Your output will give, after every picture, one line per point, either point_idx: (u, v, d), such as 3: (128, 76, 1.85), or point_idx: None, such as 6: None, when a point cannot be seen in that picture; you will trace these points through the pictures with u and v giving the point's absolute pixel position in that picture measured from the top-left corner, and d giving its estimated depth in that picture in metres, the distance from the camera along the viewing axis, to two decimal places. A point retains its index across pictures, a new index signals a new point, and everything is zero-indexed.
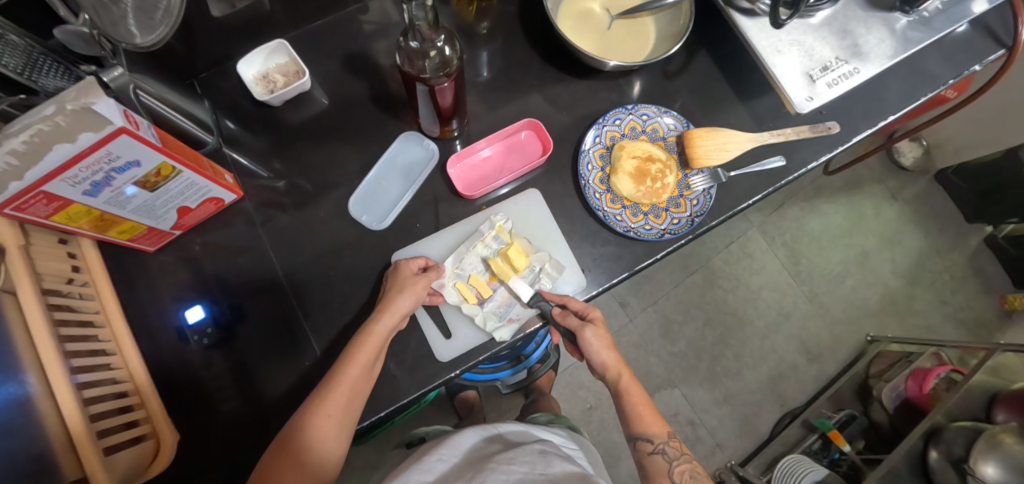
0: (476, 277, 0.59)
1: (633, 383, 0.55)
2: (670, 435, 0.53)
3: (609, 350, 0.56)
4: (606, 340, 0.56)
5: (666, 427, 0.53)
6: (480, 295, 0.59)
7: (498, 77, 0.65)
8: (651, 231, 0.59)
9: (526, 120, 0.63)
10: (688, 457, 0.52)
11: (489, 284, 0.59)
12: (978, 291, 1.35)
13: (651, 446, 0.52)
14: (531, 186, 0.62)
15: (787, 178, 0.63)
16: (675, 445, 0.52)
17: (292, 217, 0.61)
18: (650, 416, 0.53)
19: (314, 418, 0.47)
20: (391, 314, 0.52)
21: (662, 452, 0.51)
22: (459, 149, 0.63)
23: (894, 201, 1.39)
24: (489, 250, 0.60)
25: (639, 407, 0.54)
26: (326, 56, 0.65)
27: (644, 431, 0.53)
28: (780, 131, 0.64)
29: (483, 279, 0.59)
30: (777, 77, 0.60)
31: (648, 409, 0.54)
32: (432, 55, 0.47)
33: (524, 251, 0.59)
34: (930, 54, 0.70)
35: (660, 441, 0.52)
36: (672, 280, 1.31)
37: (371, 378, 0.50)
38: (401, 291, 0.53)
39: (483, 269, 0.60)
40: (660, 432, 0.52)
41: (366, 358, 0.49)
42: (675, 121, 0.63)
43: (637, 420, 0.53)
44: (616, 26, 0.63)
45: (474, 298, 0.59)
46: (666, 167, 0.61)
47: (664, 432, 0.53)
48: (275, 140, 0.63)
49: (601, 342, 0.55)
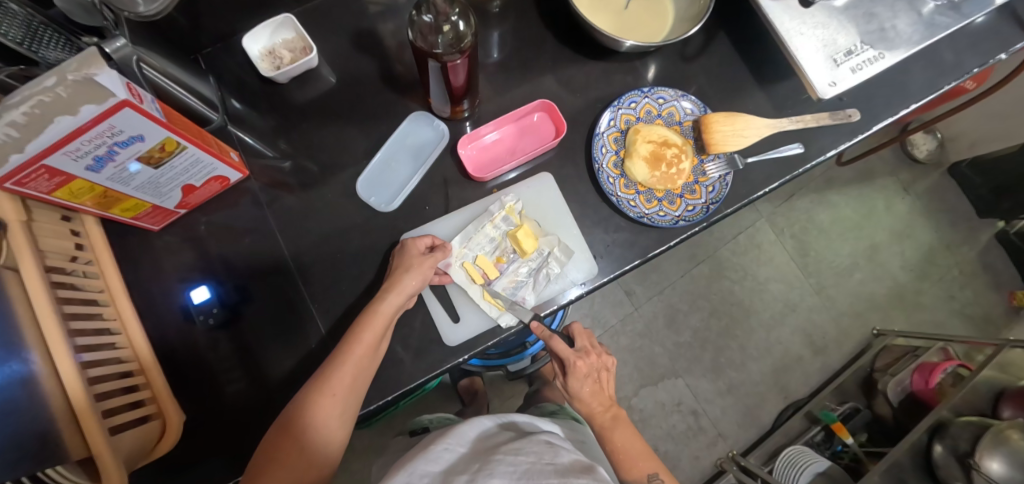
0: (483, 257, 0.58)
1: (619, 430, 0.60)
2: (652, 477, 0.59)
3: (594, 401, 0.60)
4: (591, 394, 0.60)
5: (649, 472, 0.59)
6: (486, 276, 0.58)
7: (510, 57, 0.63)
8: (665, 217, 0.58)
9: (539, 101, 0.61)
10: None
11: (495, 265, 0.59)
12: (986, 286, 1.34)
13: None
14: (543, 169, 0.61)
15: (805, 166, 0.62)
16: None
17: (297, 198, 0.60)
18: (633, 461, 0.60)
19: (319, 397, 0.46)
20: (396, 293, 0.51)
21: None
22: (468, 131, 0.61)
23: (905, 194, 1.37)
24: (499, 231, 0.59)
25: (623, 453, 0.60)
26: (334, 33, 0.63)
27: (628, 476, 0.60)
28: (800, 117, 0.62)
29: (491, 259, 0.59)
30: (799, 61, 0.58)
31: (633, 452, 0.60)
32: (445, 30, 0.45)
33: (534, 234, 0.58)
34: (955, 41, 0.68)
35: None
36: (678, 270, 1.30)
37: (376, 358, 0.50)
38: (407, 271, 0.52)
39: (490, 250, 0.59)
40: (639, 478, 0.59)
41: (372, 337, 0.49)
42: (692, 105, 0.61)
43: (622, 466, 0.60)
44: (634, 5, 0.61)
45: (481, 279, 0.58)
46: (682, 152, 0.59)
47: (645, 477, 0.59)
48: (281, 120, 0.62)
49: (583, 395, 0.60)
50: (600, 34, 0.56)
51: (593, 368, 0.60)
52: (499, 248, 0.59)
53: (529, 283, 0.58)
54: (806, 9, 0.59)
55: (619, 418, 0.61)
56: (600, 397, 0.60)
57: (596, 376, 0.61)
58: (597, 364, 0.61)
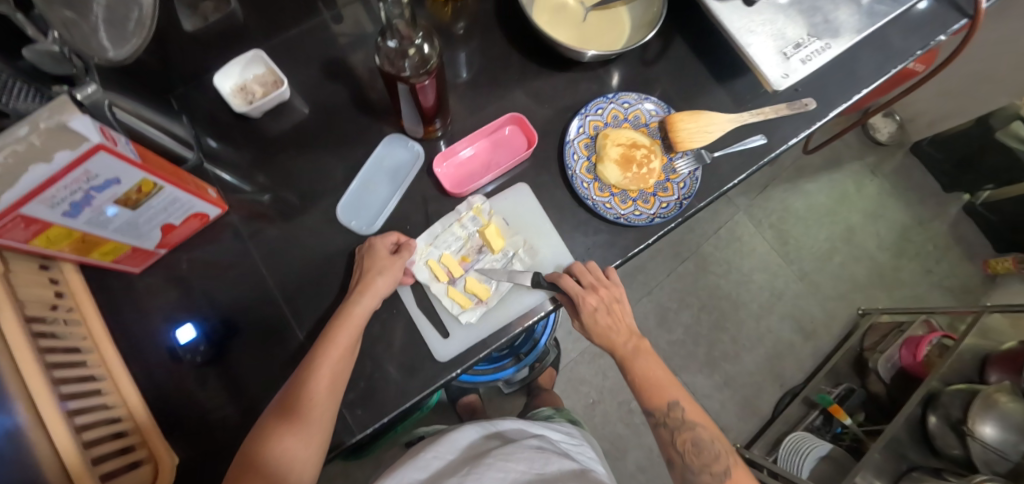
0: (448, 256, 0.57)
1: (641, 360, 0.60)
2: (673, 406, 0.58)
3: (612, 333, 0.60)
4: (607, 326, 0.59)
5: (670, 400, 0.58)
6: (450, 274, 0.57)
7: (478, 75, 0.65)
8: (641, 216, 0.58)
9: (508, 115, 0.62)
10: (692, 423, 0.57)
11: (460, 264, 0.58)
12: (960, 258, 1.42)
13: (656, 418, 0.59)
14: (519, 180, 0.61)
15: (770, 155, 0.63)
16: (679, 414, 0.58)
17: (279, 229, 0.60)
18: (653, 391, 0.59)
19: (297, 406, 0.46)
20: (370, 296, 0.52)
21: (665, 424, 0.58)
22: (443, 149, 0.62)
23: (873, 177, 1.44)
24: (466, 230, 0.58)
25: (644, 383, 0.59)
26: (304, 64, 0.65)
27: (649, 406, 0.59)
28: (759, 110, 0.64)
29: (455, 258, 0.58)
30: (752, 57, 0.61)
31: (655, 381, 0.59)
32: (411, 54, 0.47)
33: (501, 234, 0.59)
34: (900, 27, 0.72)
35: (662, 413, 0.58)
36: (664, 268, 1.31)
37: (352, 362, 0.50)
38: (378, 273, 0.53)
39: (456, 248, 0.58)
40: (660, 406, 0.59)
41: (348, 335, 0.50)
42: (656, 107, 0.62)
43: (644, 395, 0.59)
44: (592, 16, 0.63)
45: (446, 276, 0.57)
46: (650, 152, 0.59)
47: (666, 405, 0.58)
48: (258, 153, 0.63)
49: (601, 331, 0.59)
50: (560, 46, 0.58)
51: (607, 300, 0.56)
52: (465, 247, 0.58)
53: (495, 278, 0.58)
54: (753, 8, 0.62)
55: (639, 348, 0.60)
56: (618, 325, 0.60)
57: (608, 311, 0.57)
58: (609, 295, 0.56)
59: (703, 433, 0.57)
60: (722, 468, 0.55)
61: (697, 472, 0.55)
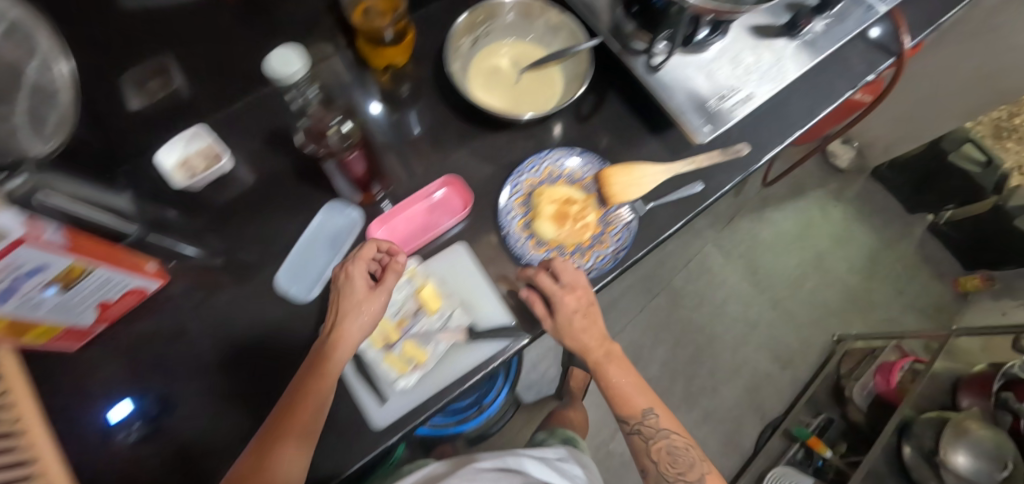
0: (385, 320, 0.56)
1: (614, 366, 0.59)
2: (647, 413, 0.58)
3: (592, 338, 0.58)
4: (590, 331, 0.57)
5: (643, 407, 0.59)
6: (388, 339, 0.55)
7: (420, 136, 0.67)
8: (577, 270, 0.58)
9: (441, 177, 0.61)
10: (666, 431, 0.58)
11: (398, 327, 0.56)
12: (930, 278, 1.43)
13: (629, 426, 0.59)
14: (457, 240, 0.60)
15: (705, 203, 0.64)
16: (652, 421, 0.58)
17: (222, 298, 0.60)
18: (629, 397, 0.59)
19: (272, 459, 0.44)
20: (348, 339, 0.49)
21: (638, 431, 0.58)
22: (383, 212, 0.62)
23: (838, 202, 1.47)
24: (402, 294, 0.57)
25: (621, 389, 0.59)
26: (244, 136, 0.67)
27: (624, 413, 0.59)
28: (693, 158, 0.66)
29: (393, 322, 0.56)
30: (676, 110, 0.63)
31: (631, 387, 0.59)
32: (333, 132, 0.51)
33: (437, 295, 0.58)
34: (826, 71, 0.76)
35: (636, 421, 0.58)
36: (637, 305, 1.31)
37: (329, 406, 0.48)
38: (358, 312, 0.50)
39: (393, 311, 0.57)
40: (634, 414, 0.58)
41: (335, 365, 0.48)
42: (586, 161, 0.64)
43: (619, 402, 0.59)
44: (524, 78, 0.66)
45: (382, 342, 0.55)
46: (585, 207, 0.61)
47: (640, 412, 0.58)
48: (203, 222, 0.64)
49: (576, 336, 0.56)
50: (491, 114, 0.60)
51: (588, 304, 0.56)
52: (402, 310, 0.57)
53: (433, 339, 0.56)
54: (676, 64, 0.66)
55: (613, 353, 0.59)
56: (597, 331, 0.58)
57: (584, 314, 0.56)
58: (587, 298, 0.55)
59: (678, 442, 0.57)
60: (697, 476, 0.56)
61: (671, 480, 0.56)
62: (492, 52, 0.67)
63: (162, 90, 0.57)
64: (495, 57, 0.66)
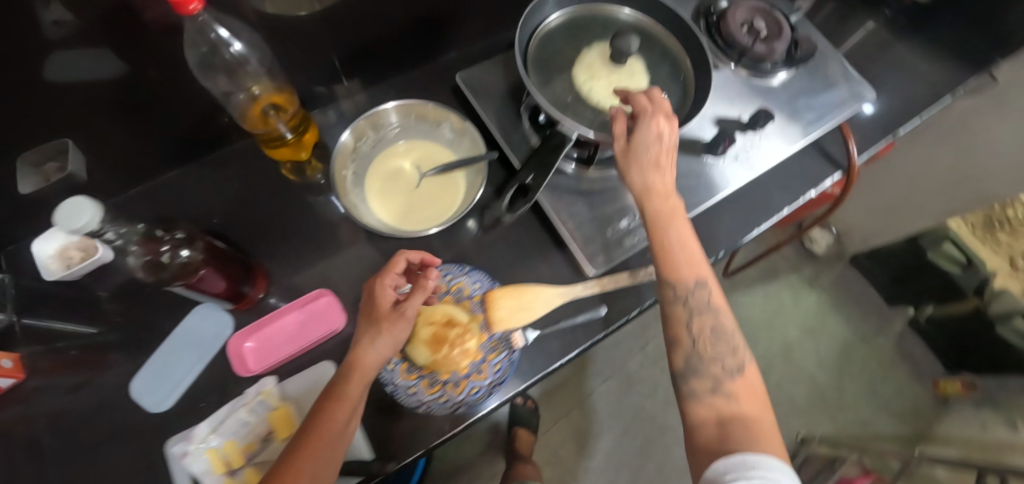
0: (231, 444, 0.52)
1: (677, 224, 0.48)
2: (699, 284, 0.46)
3: (660, 181, 0.48)
4: (659, 169, 0.48)
5: (698, 277, 0.46)
6: (230, 465, 0.52)
7: (315, 233, 0.65)
8: (446, 403, 0.54)
9: (319, 290, 0.60)
10: (715, 308, 0.46)
11: (243, 452, 0.52)
12: (908, 378, 1.35)
13: (676, 292, 0.46)
14: (326, 357, 0.58)
15: (605, 331, 0.60)
16: (704, 294, 0.46)
17: (78, 398, 0.57)
18: (683, 261, 0.47)
19: None
20: (362, 370, 0.44)
21: (686, 302, 0.46)
22: (258, 319, 0.59)
23: (811, 289, 1.41)
24: (253, 415, 0.53)
25: (672, 251, 0.47)
26: (134, 221, 0.64)
27: (669, 277, 0.47)
28: (597, 280, 0.61)
29: (239, 445, 0.52)
30: (568, 233, 0.58)
31: (686, 253, 0.47)
32: (165, 263, 0.48)
33: (291, 419, 0.54)
34: (760, 186, 0.72)
35: (686, 290, 0.46)
36: (585, 387, 1.26)
37: (345, 439, 0.43)
38: (374, 340, 0.45)
39: (241, 434, 0.53)
40: (684, 281, 0.46)
41: (347, 401, 0.43)
42: (479, 279, 0.60)
43: (666, 265, 0.47)
44: (425, 185, 0.62)
45: (222, 468, 0.51)
46: (466, 331, 0.56)
47: (692, 282, 0.46)
48: (80, 311, 0.62)
49: (639, 186, 0.48)
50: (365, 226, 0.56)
51: (670, 144, 0.49)
52: (251, 433, 0.53)
53: None
54: (578, 177, 0.61)
55: (676, 213, 0.48)
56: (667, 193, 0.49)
57: (665, 154, 0.48)
58: (673, 144, 0.49)
59: (724, 326, 0.46)
60: (735, 365, 0.44)
61: (705, 363, 0.44)
62: (392, 152, 0.64)
63: (60, 172, 0.56)
64: (396, 159, 0.63)
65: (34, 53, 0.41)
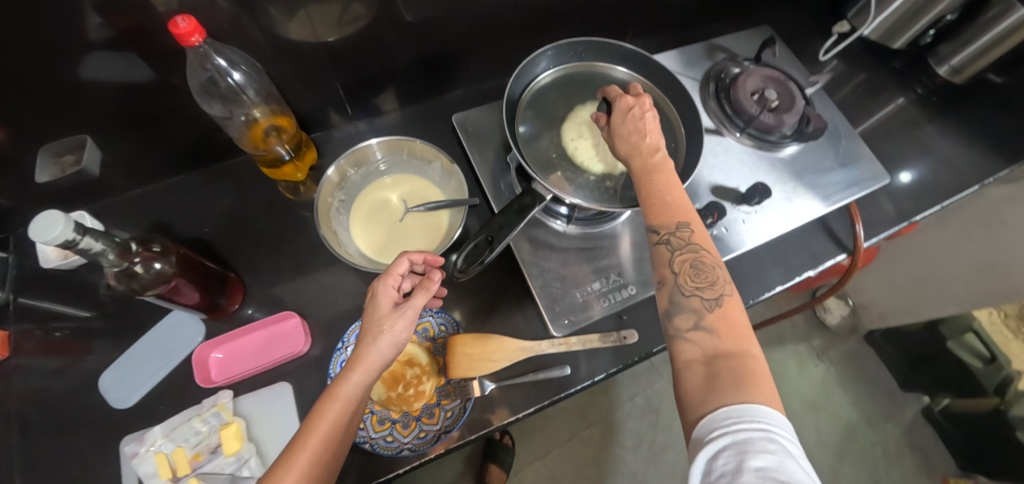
0: (179, 451, 0.53)
1: (658, 175, 0.46)
2: (681, 225, 0.44)
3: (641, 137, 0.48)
4: (638, 130, 0.48)
5: (680, 219, 0.44)
6: (176, 472, 0.52)
7: (300, 251, 0.66)
8: (391, 443, 0.53)
9: (285, 312, 0.61)
10: (698, 247, 0.43)
11: (190, 461, 0.53)
12: (917, 472, 1.25)
13: (657, 237, 0.44)
14: (285, 377, 0.59)
15: (564, 391, 0.59)
16: (686, 235, 0.43)
17: (50, 383, 0.59)
18: (665, 205, 0.45)
19: None
20: (362, 369, 0.40)
21: (667, 243, 0.43)
22: (229, 330, 0.61)
23: (819, 361, 1.35)
24: (206, 426, 0.54)
25: (653, 197, 0.45)
26: (134, 219, 0.66)
27: (651, 222, 0.45)
28: (564, 338, 0.60)
29: (188, 454, 0.53)
30: (534, 289, 0.60)
31: (670, 198, 0.45)
32: (138, 274, 0.49)
33: (241, 434, 0.55)
34: (756, 258, 0.69)
35: (667, 231, 0.44)
36: (566, 431, 1.22)
37: (342, 440, 0.39)
38: (375, 337, 0.41)
39: (192, 442, 0.54)
40: (667, 223, 0.44)
41: (338, 402, 0.39)
42: (445, 320, 0.61)
43: (650, 210, 0.45)
44: (410, 218, 0.63)
45: (168, 474, 0.52)
46: (424, 373, 0.57)
47: (674, 223, 0.44)
48: (70, 297, 0.64)
49: (623, 141, 0.49)
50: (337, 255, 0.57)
51: (641, 107, 0.49)
52: (202, 442, 0.54)
53: None
54: (552, 237, 0.63)
55: (661, 163, 0.47)
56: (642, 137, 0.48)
57: (641, 115, 0.49)
58: (646, 108, 0.49)
59: (710, 259, 0.43)
60: (715, 297, 0.41)
61: (686, 299, 0.41)
62: (379, 185, 0.66)
63: (75, 166, 0.59)
64: (383, 191, 0.65)
65: (69, 51, 0.47)
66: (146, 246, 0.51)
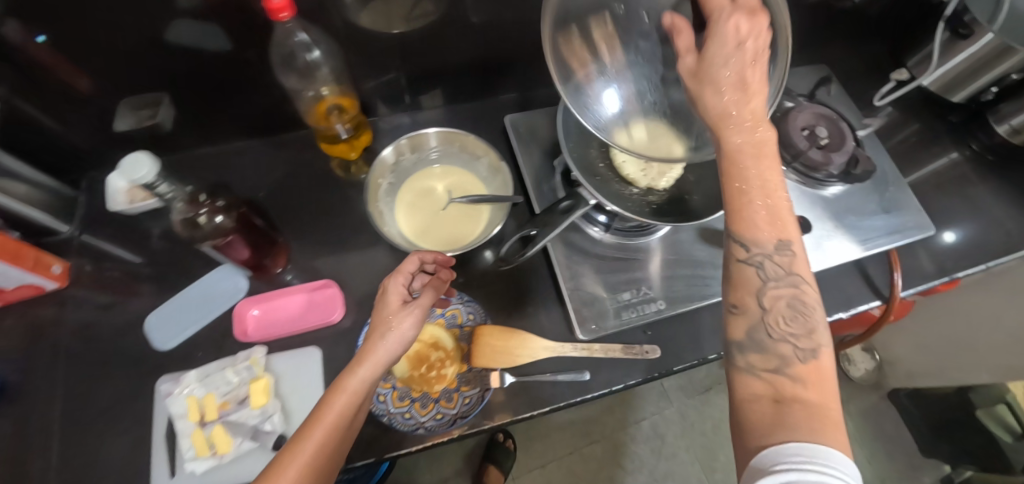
0: (209, 398, 0.56)
1: (760, 162, 0.39)
2: (779, 246, 0.39)
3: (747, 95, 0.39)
4: (741, 79, 0.39)
5: (782, 237, 0.39)
6: (204, 417, 0.55)
7: (342, 226, 0.69)
8: (408, 420, 0.55)
9: (326, 280, 0.64)
10: (795, 279, 0.38)
11: (218, 408, 0.56)
12: None
13: (745, 253, 0.39)
14: (314, 343, 0.61)
15: (586, 395, 0.59)
16: (783, 260, 0.39)
17: (98, 317, 0.63)
18: (762, 211, 0.39)
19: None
20: (370, 364, 0.41)
21: (758, 265, 0.39)
22: (269, 291, 0.64)
23: None
24: (237, 378, 0.57)
25: (749, 194, 0.39)
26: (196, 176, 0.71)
27: (742, 234, 0.39)
28: (587, 344, 0.60)
29: (217, 401, 0.56)
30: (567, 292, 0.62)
31: (769, 197, 0.39)
32: (202, 224, 0.57)
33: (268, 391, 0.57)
34: None
35: (759, 250, 0.39)
36: (568, 445, 1.22)
37: (348, 429, 0.41)
38: (384, 334, 0.42)
39: (223, 391, 0.56)
40: (762, 240, 0.39)
41: (345, 395, 0.40)
42: (474, 310, 0.62)
43: (737, 217, 0.40)
44: (452, 208, 0.65)
45: (196, 417, 0.55)
46: (448, 357, 0.59)
47: (772, 242, 0.39)
48: (126, 240, 0.69)
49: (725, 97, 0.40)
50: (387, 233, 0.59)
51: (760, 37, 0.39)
52: (231, 393, 0.57)
53: (241, 434, 0.55)
54: (590, 245, 0.65)
55: (767, 145, 0.40)
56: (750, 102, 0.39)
57: (755, 58, 0.39)
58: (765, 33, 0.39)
59: (808, 299, 0.39)
60: (810, 345, 0.37)
61: (771, 339, 0.38)
62: (427, 174, 0.68)
63: (150, 118, 0.64)
64: (430, 180, 0.68)
65: (163, 15, 0.51)
66: (214, 200, 0.59)
